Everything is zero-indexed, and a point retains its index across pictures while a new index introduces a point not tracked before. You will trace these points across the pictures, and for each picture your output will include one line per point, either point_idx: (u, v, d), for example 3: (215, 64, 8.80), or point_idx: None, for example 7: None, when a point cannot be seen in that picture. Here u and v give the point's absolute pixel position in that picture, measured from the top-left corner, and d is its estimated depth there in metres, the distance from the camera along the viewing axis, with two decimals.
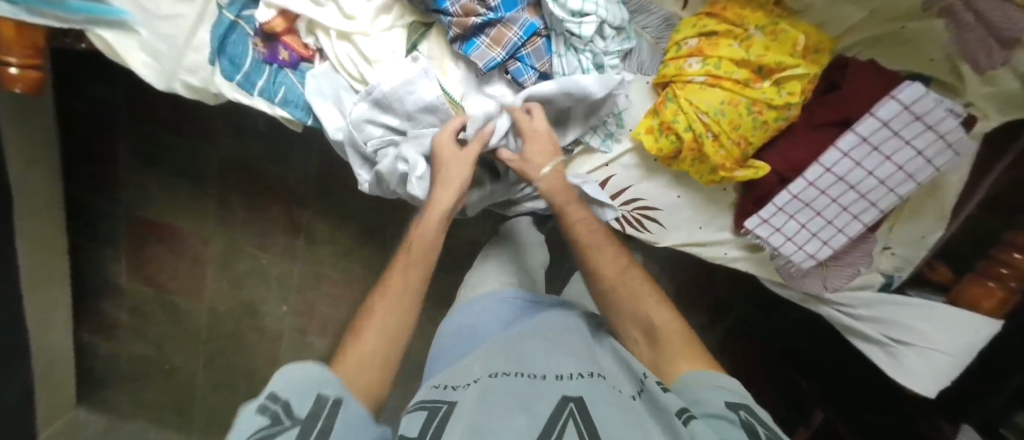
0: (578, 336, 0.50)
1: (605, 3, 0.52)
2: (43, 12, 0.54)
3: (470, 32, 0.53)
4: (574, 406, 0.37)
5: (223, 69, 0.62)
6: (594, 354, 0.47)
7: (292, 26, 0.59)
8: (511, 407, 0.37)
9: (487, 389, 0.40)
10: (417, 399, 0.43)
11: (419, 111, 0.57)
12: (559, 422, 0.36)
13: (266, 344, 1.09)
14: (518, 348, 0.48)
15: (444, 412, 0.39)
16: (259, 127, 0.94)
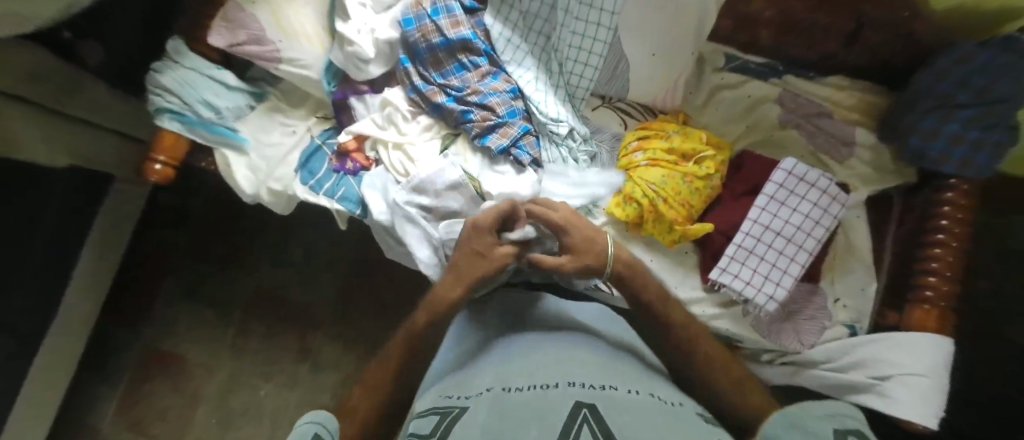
0: (593, 361, 0.55)
1: (571, 117, 0.81)
2: (197, 133, 0.79)
3: (486, 130, 0.78)
4: (585, 413, 0.40)
5: (302, 176, 0.84)
6: (605, 370, 0.52)
7: (361, 145, 0.85)
8: (528, 417, 0.41)
9: (502, 404, 0.45)
10: (441, 407, 0.51)
11: (446, 188, 0.77)
12: (575, 424, 0.39)
13: None
14: (532, 370, 0.52)
15: (462, 425, 0.44)
16: (296, 259, 1.13)
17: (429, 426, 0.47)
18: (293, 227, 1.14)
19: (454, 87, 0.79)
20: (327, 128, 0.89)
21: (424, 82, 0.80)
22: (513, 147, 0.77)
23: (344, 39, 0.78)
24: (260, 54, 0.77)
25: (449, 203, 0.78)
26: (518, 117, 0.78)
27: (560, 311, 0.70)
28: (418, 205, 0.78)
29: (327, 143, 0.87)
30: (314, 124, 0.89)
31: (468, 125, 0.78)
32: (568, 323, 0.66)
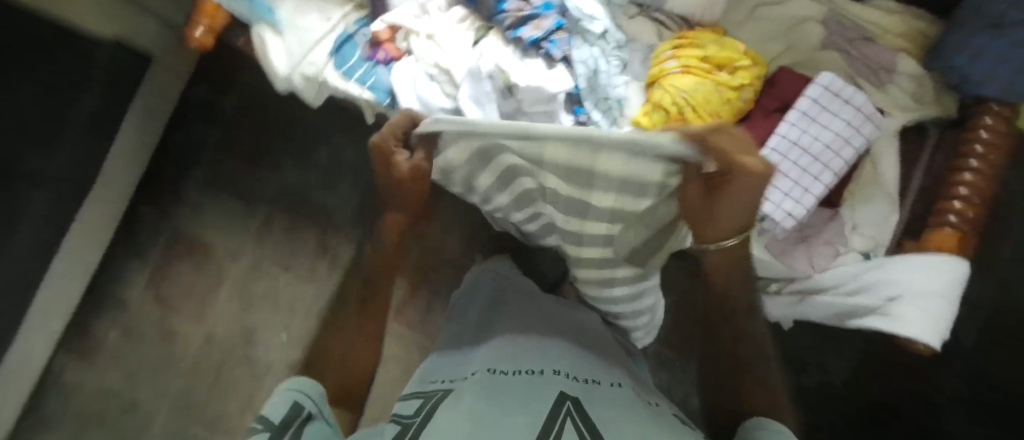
0: (566, 343, 0.60)
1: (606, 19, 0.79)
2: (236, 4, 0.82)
3: (519, 22, 0.77)
4: (570, 405, 0.43)
5: (335, 62, 0.85)
6: (586, 365, 0.56)
7: (394, 36, 0.86)
8: (519, 402, 0.44)
9: (494, 383, 0.48)
10: (429, 387, 0.55)
11: (471, 78, 0.77)
12: (560, 419, 0.41)
13: (249, 380, 1.08)
14: (520, 354, 0.56)
15: (452, 400, 0.47)
16: (322, 160, 1.14)
17: (414, 405, 0.50)
18: (321, 128, 1.15)
19: None
20: (361, 18, 0.90)
21: None
22: (544, 42, 0.77)
23: None
24: None
25: (476, 95, 0.77)
26: (552, 11, 0.78)
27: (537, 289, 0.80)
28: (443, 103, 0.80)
29: (360, 33, 0.88)
30: (349, 13, 0.89)
31: (502, 16, 0.78)
32: (550, 304, 0.72)
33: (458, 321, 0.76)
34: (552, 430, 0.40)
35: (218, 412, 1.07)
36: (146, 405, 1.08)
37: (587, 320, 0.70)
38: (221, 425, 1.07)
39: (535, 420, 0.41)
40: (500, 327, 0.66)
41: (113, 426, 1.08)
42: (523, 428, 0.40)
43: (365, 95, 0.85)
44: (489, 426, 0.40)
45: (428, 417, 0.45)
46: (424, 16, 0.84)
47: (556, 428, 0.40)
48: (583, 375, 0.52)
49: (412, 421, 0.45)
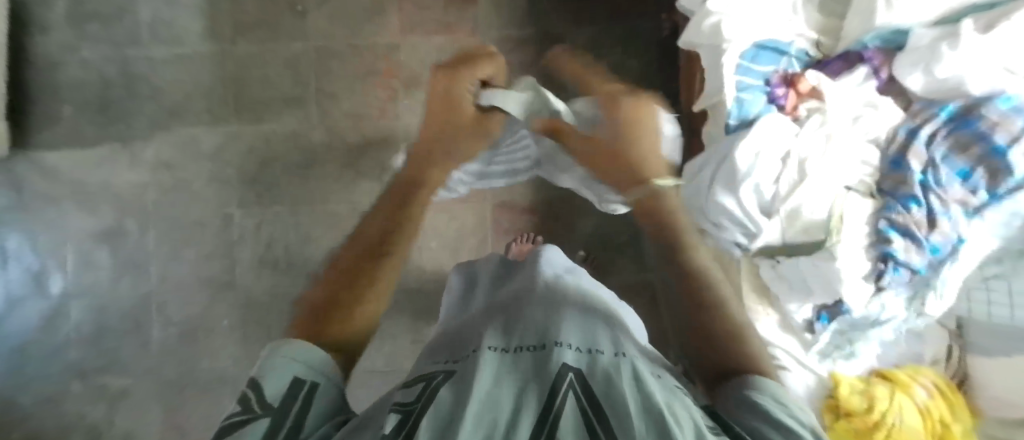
0: (582, 308, 0.42)
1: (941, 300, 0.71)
2: None
3: (901, 229, 0.69)
4: (574, 380, 0.28)
5: (747, 51, 0.74)
6: (591, 333, 0.37)
7: (811, 94, 0.73)
8: (517, 381, 0.29)
9: (502, 362, 0.32)
10: (426, 370, 0.35)
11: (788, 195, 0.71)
12: (558, 398, 0.26)
13: (373, 107, 1.03)
14: (516, 321, 0.39)
15: (457, 379, 0.30)
16: (614, 60, 1.02)
17: (413, 392, 0.30)
18: (652, 37, 1.03)
19: (939, 177, 0.68)
20: (808, 52, 0.77)
21: (927, 141, 0.70)
22: (892, 263, 0.69)
23: (951, 41, 0.66)
24: None
25: (772, 219, 0.71)
26: (936, 253, 0.68)
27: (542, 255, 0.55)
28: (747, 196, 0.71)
29: (792, 60, 0.76)
30: (804, 38, 0.77)
31: (899, 206, 0.69)
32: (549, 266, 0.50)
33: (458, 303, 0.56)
34: (553, 408, 0.26)
35: (334, 93, 1.04)
36: (307, 27, 1.04)
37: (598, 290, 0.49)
38: (325, 105, 1.04)
39: (541, 405, 0.26)
40: (516, 302, 0.44)
41: (273, 7, 1.04)
42: (513, 408, 0.26)
43: (730, 99, 0.74)
44: (473, 420, 0.25)
45: (430, 396, 0.28)
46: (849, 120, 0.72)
47: (557, 405, 0.26)
48: (577, 343, 0.34)
49: (418, 409, 0.27)
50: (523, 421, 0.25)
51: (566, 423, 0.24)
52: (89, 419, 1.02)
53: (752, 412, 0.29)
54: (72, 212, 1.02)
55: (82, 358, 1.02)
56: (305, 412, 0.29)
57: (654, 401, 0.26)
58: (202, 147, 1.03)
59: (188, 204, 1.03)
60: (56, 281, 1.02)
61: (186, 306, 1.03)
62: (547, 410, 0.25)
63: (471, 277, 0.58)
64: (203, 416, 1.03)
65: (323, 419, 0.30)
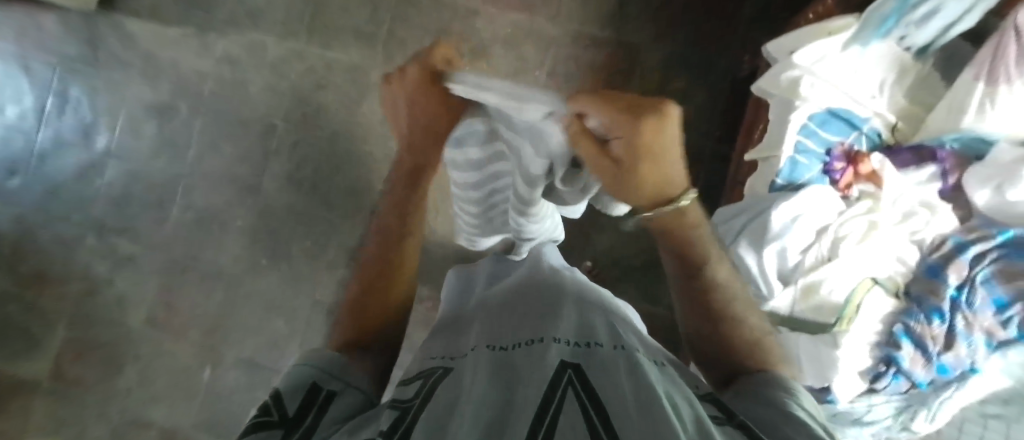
0: (580, 297, 0.41)
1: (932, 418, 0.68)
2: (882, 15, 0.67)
3: (912, 338, 0.66)
4: (572, 374, 0.27)
5: (817, 113, 0.72)
6: (589, 322, 0.36)
7: (867, 176, 0.71)
8: (509, 376, 0.28)
9: (495, 359, 0.31)
10: (422, 367, 0.35)
11: (810, 269, 0.69)
12: (556, 388, 0.26)
13: None
14: (516, 314, 0.39)
15: (450, 383, 0.30)
16: (681, 87, 1.00)
17: (411, 389, 0.31)
18: (726, 75, 1.00)
19: (972, 299, 0.66)
20: (880, 135, 0.74)
21: (972, 258, 0.67)
22: (895, 369, 0.67)
23: None
24: (1002, 64, 0.64)
25: (787, 289, 0.69)
26: (941, 372, 0.66)
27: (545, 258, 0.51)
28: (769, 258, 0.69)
29: (862, 136, 0.73)
30: (881, 117, 0.74)
31: (918, 316, 0.67)
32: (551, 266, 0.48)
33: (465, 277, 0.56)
34: (555, 396, 0.25)
35: (404, 40, 1.05)
36: None
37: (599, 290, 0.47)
38: (392, 48, 1.05)
39: (540, 394, 0.25)
40: (518, 298, 0.42)
41: None
42: (516, 400, 0.25)
43: (785, 157, 0.71)
44: (472, 414, 0.24)
45: (428, 394, 0.29)
46: (899, 214, 0.70)
47: (558, 395, 0.25)
48: (574, 338, 0.33)
49: (413, 407, 0.28)
50: (523, 409, 0.24)
51: (570, 412, 0.23)
52: (94, 271, 1.08)
53: (780, 416, 0.29)
54: (135, 80, 1.07)
55: (103, 215, 1.08)
56: (322, 413, 0.33)
57: (656, 395, 0.25)
58: (268, 55, 1.06)
59: (239, 104, 1.07)
60: (102, 138, 1.08)
61: (209, 197, 1.07)
62: (548, 398, 0.25)
63: (466, 281, 0.54)
64: (193, 302, 1.07)
65: (338, 416, 0.33)
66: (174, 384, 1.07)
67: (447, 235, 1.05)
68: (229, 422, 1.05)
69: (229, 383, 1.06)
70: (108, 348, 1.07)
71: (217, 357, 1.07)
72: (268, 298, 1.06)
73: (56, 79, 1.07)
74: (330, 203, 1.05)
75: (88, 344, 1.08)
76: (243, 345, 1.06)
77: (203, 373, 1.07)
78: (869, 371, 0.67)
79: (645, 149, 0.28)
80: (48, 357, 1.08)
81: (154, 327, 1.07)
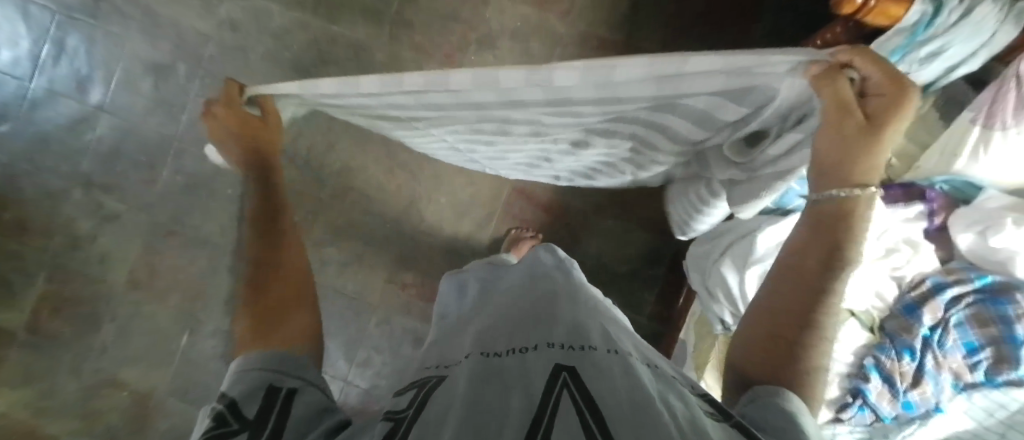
0: (571, 299, 0.43)
1: None
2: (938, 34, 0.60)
3: (881, 373, 0.67)
4: (567, 376, 0.30)
5: None
6: (583, 325, 0.37)
7: None
8: (502, 383, 0.30)
9: (485, 368, 0.32)
10: (418, 379, 0.37)
11: None
12: (552, 393, 0.28)
13: (440, 50, 1.03)
14: (510, 321, 0.40)
15: (443, 390, 0.31)
16: None
17: (406, 399, 0.33)
18: None
19: (944, 340, 0.66)
20: None
21: (948, 300, 0.67)
22: (861, 401, 0.67)
23: (1018, 217, 0.64)
24: (999, 110, 0.64)
25: None
26: (907, 408, 0.67)
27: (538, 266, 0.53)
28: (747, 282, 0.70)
29: None
30: None
31: (889, 351, 0.68)
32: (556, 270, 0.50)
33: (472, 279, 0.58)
34: (550, 401, 0.27)
35: (411, 22, 1.03)
36: None
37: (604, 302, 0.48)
38: (399, 30, 1.03)
39: (535, 400, 0.27)
40: (513, 308, 0.43)
41: None
42: (512, 408, 0.27)
43: None
44: (467, 421, 0.26)
45: (423, 403, 0.30)
46: (881, 249, 0.71)
47: (553, 398, 0.27)
48: (567, 341, 0.35)
49: (408, 417, 0.29)
50: (520, 414, 0.26)
51: (565, 414, 0.26)
52: (78, 226, 1.07)
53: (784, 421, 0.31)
54: (134, 35, 1.05)
55: (91, 170, 1.07)
56: (284, 415, 0.32)
57: (647, 394, 0.28)
58: (272, 23, 1.04)
59: (238, 71, 1.05)
60: (95, 92, 1.06)
61: (200, 162, 1.06)
62: (545, 402, 0.27)
63: (460, 288, 0.57)
64: (176, 266, 1.07)
65: (304, 419, 0.32)
66: (150, 346, 1.07)
67: (438, 223, 1.05)
68: (203, 388, 1.06)
69: (206, 350, 1.06)
70: (88, 303, 1.07)
71: (196, 323, 1.07)
72: None
73: (52, 26, 1.05)
74: (321, 182, 1.04)
75: (67, 299, 1.07)
76: (223, 314, 1.06)
77: (181, 338, 1.07)
78: (834, 400, 0.69)
79: (888, 115, 0.34)
80: (25, 307, 1.07)
81: (135, 287, 1.07)
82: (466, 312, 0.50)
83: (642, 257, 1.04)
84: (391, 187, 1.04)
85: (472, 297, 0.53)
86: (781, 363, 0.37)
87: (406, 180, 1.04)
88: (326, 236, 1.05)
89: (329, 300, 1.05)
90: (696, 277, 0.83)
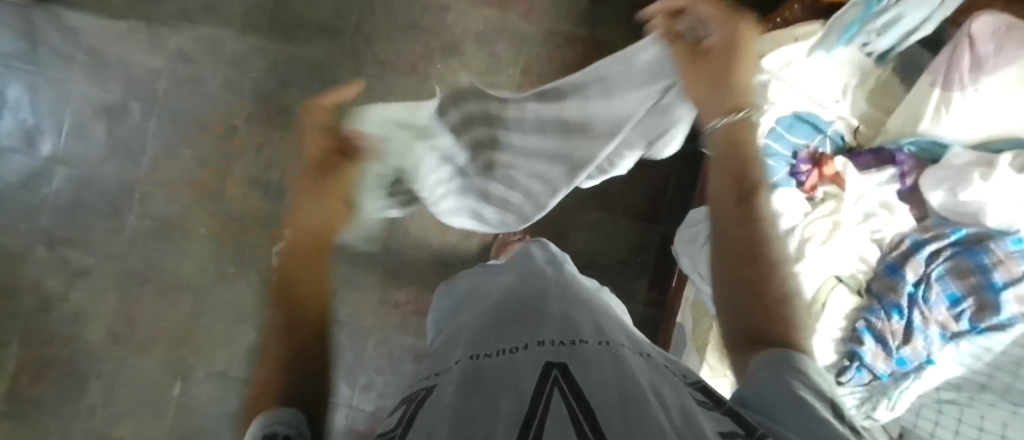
0: (560, 296, 0.42)
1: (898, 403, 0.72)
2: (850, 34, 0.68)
3: (873, 334, 0.69)
4: (558, 374, 0.29)
5: (784, 118, 0.74)
6: (572, 321, 0.37)
7: (830, 179, 0.74)
8: (492, 388, 0.29)
9: (476, 371, 0.32)
10: (407, 394, 0.35)
11: None
12: (542, 395, 0.27)
13: (406, 61, 1.01)
14: (499, 320, 0.39)
15: (433, 402, 0.30)
16: None
17: (395, 418, 0.31)
18: None
19: (928, 295, 0.69)
20: (843, 137, 0.77)
21: (928, 256, 0.70)
22: (858, 363, 0.69)
23: (984, 171, 0.67)
24: (956, 71, 0.67)
25: None
26: (901, 364, 0.69)
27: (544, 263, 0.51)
28: None
29: (827, 139, 0.76)
30: (844, 121, 0.77)
31: (878, 312, 0.70)
32: (548, 270, 0.49)
33: (460, 282, 0.56)
34: (541, 403, 0.26)
35: (371, 36, 1.01)
36: None
37: (598, 296, 0.47)
38: (360, 44, 1.01)
39: (526, 401, 0.27)
40: (501, 305, 0.43)
41: None
42: (501, 412, 0.26)
43: None
44: (458, 429, 0.25)
45: (411, 422, 0.28)
46: (859, 215, 0.74)
47: (544, 399, 0.26)
48: (556, 338, 0.34)
49: (397, 434, 0.28)
50: (511, 417, 0.25)
51: (557, 415, 0.25)
52: (45, 285, 1.02)
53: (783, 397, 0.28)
54: (81, 78, 1.00)
55: (53, 225, 1.02)
56: None
57: (638, 388, 0.27)
58: (226, 51, 1.00)
59: (197, 104, 1.01)
60: (46, 143, 1.01)
61: (168, 203, 1.02)
62: (536, 403, 0.26)
63: (450, 295, 0.54)
64: (157, 314, 1.03)
65: None
66: (140, 399, 1.03)
67: (423, 238, 1.03)
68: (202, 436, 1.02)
69: (199, 396, 1.03)
70: (67, 364, 1.02)
71: (186, 370, 1.03)
72: (238, 307, 1.03)
73: None
74: None
75: (44, 362, 1.02)
76: (213, 358, 1.03)
77: (172, 388, 1.03)
78: (834, 365, 0.71)
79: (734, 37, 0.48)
80: None
81: (115, 341, 1.03)
82: (453, 320, 0.47)
83: (630, 246, 1.04)
84: None
85: (456, 310, 0.50)
86: (761, 312, 0.36)
87: None
88: None
89: None
90: (687, 263, 0.82)
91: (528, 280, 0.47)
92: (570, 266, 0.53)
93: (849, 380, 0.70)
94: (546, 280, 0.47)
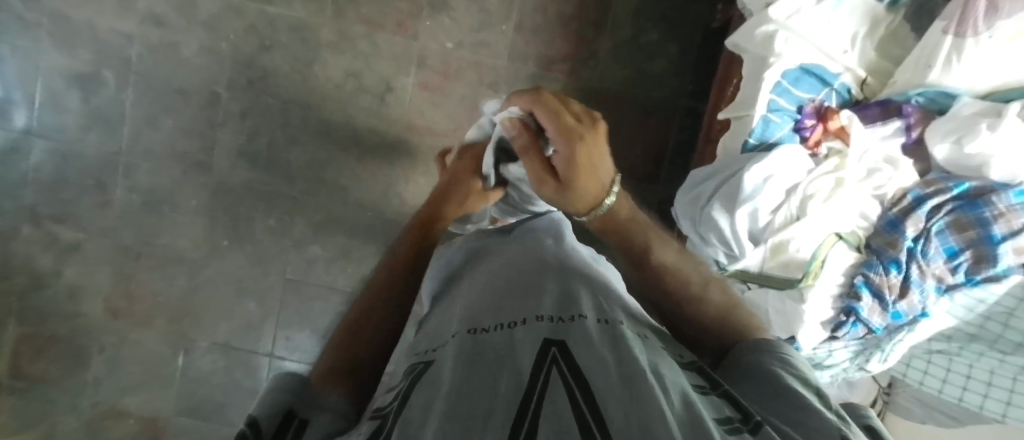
0: (560, 264, 0.41)
1: (890, 354, 0.74)
2: None
3: (872, 289, 0.70)
4: (556, 353, 0.28)
5: (792, 70, 0.71)
6: (572, 293, 0.36)
7: (834, 133, 0.72)
8: (491, 366, 0.28)
9: (473, 347, 0.31)
10: (404, 367, 0.34)
11: (777, 228, 0.70)
12: (540, 377, 0.26)
13: (392, 18, 0.95)
14: (500, 292, 0.38)
15: (429, 377, 0.29)
16: (651, 40, 0.96)
17: (392, 392, 0.31)
18: (699, 26, 0.96)
19: (927, 249, 0.69)
20: (851, 90, 0.75)
21: (928, 211, 0.70)
22: (853, 318, 0.71)
23: (993, 121, 0.65)
24: (970, 17, 0.65)
25: (750, 251, 0.71)
26: (896, 318, 0.70)
27: (540, 228, 0.49)
28: (738, 222, 0.70)
29: (833, 93, 0.73)
30: (852, 73, 0.74)
31: (877, 268, 0.70)
32: (545, 234, 0.48)
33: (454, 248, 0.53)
34: (539, 383, 0.26)
35: None
36: None
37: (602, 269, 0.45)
38: (343, 2, 0.95)
39: (523, 382, 0.26)
40: (500, 275, 0.41)
41: None
42: (499, 389, 0.26)
43: (758, 116, 0.71)
44: (453, 409, 0.25)
45: (407, 395, 0.28)
46: (863, 171, 0.71)
47: (541, 380, 0.26)
48: (556, 312, 0.33)
49: (393, 414, 0.27)
50: (509, 396, 0.25)
51: (555, 395, 0.24)
52: (38, 263, 1.01)
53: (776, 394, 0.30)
54: (47, 45, 0.94)
55: (37, 202, 0.99)
56: None
57: (639, 367, 0.27)
58: (200, 12, 0.94)
59: (174, 71, 0.96)
60: (19, 116, 0.96)
61: (154, 176, 0.99)
62: (533, 383, 0.26)
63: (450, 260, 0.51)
64: (154, 288, 1.02)
65: None
66: (146, 371, 1.04)
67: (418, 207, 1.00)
68: (211, 404, 1.05)
69: (205, 367, 1.04)
70: (69, 340, 1.03)
71: (189, 342, 1.04)
72: (236, 280, 1.02)
73: None
74: (290, 179, 0.99)
75: (45, 337, 1.03)
76: (214, 330, 1.03)
77: (176, 359, 1.04)
78: (831, 322, 0.73)
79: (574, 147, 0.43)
80: (6, 353, 1.03)
81: (115, 316, 1.03)
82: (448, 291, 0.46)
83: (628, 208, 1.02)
84: (365, 175, 0.99)
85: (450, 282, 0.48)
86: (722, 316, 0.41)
87: (379, 166, 0.99)
88: (307, 233, 1.01)
89: (322, 297, 1.02)
90: (686, 224, 0.79)
91: (524, 245, 0.46)
92: (569, 233, 0.50)
93: (846, 333, 0.72)
94: (545, 245, 0.45)
